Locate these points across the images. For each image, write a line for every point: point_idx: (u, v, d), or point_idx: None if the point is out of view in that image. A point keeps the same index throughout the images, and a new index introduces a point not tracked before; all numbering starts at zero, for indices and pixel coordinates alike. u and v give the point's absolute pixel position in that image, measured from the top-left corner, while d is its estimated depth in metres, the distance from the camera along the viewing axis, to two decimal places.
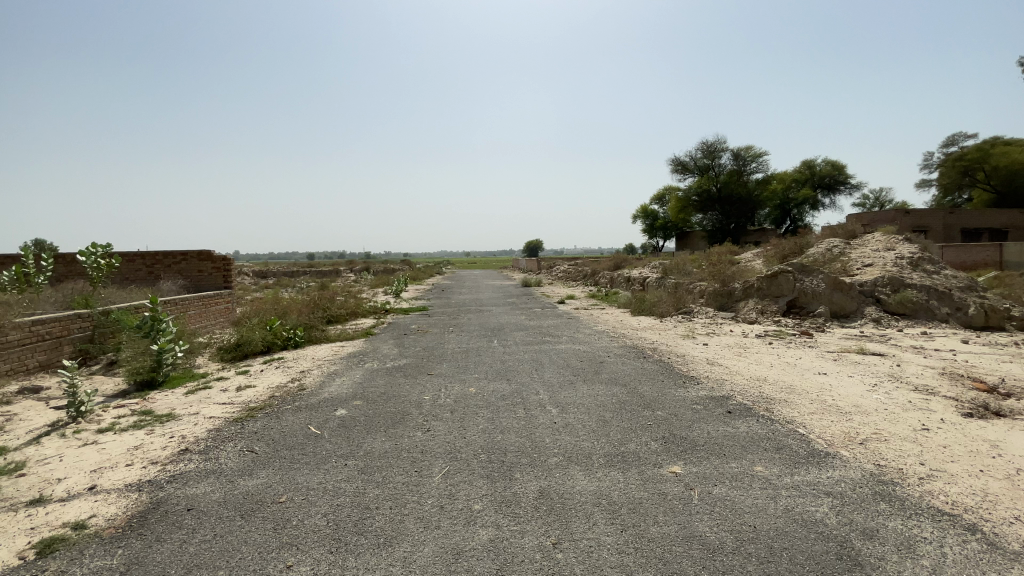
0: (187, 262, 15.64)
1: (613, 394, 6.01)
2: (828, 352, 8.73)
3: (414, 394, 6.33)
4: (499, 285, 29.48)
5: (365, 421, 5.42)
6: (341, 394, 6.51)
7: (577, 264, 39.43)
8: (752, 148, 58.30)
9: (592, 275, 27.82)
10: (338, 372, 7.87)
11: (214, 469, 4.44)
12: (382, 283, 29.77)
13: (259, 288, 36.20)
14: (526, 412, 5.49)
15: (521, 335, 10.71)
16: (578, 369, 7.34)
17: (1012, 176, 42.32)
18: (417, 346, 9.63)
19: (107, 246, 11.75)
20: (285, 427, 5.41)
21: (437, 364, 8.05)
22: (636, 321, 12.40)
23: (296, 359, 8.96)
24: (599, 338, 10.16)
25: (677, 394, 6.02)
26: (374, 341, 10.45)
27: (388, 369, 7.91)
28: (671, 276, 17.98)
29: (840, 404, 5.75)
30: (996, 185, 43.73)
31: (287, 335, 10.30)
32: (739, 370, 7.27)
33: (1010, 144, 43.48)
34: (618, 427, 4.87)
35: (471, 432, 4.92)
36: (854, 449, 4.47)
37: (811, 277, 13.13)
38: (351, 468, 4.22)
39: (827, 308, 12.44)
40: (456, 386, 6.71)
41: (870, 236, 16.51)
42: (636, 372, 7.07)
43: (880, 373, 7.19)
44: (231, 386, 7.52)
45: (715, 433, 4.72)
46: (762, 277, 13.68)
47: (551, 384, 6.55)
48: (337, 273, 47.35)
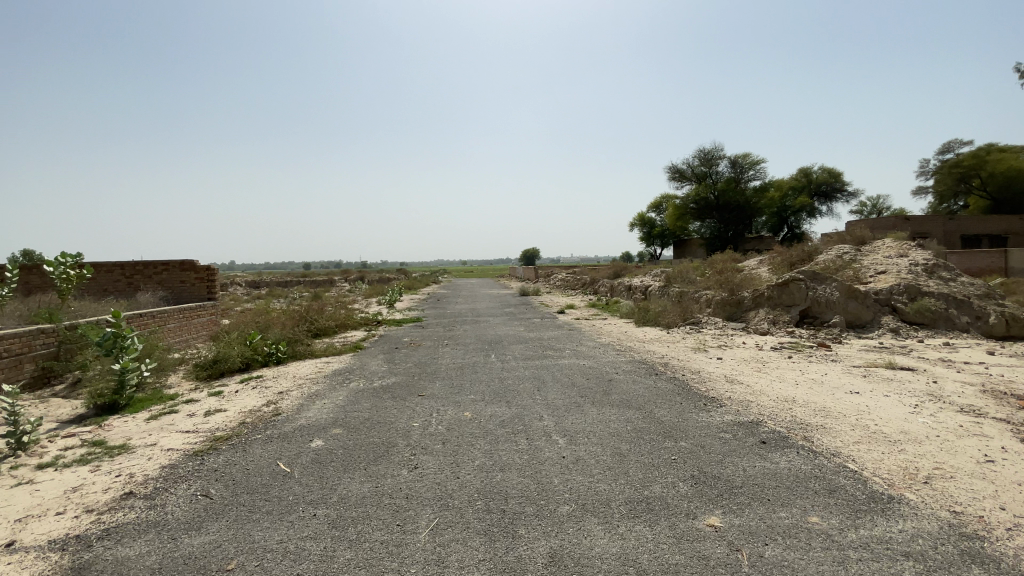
0: (169, 273, 14.92)
1: (627, 420, 5.31)
2: (854, 367, 8.04)
3: (401, 420, 5.60)
4: (496, 294, 28.83)
5: (344, 455, 4.70)
6: (319, 421, 5.78)
7: (575, 272, 38.77)
8: (748, 156, 58.07)
9: (592, 284, 27.16)
10: (319, 392, 7.14)
11: (157, 523, 3.70)
12: (377, 293, 29.10)
13: (252, 298, 35.50)
14: (529, 443, 4.78)
15: (520, 349, 9.98)
16: (584, 388, 6.64)
17: (1009, 183, 41.97)
18: (408, 362, 8.90)
19: (78, 255, 11.02)
20: (250, 463, 4.68)
21: (429, 383, 7.33)
22: (642, 333, 11.72)
23: (276, 378, 8.22)
24: (605, 351, 9.46)
25: (699, 420, 5.32)
26: (363, 356, 9.70)
27: (375, 389, 7.18)
28: (675, 284, 17.31)
29: (885, 429, 5.02)
30: (993, 191, 43.41)
31: (269, 350, 9.56)
32: (762, 389, 6.58)
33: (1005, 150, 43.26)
34: (637, 464, 4.17)
35: (465, 470, 4.20)
36: (921, 489, 3.74)
37: (824, 285, 12.50)
38: (320, 522, 3.50)
39: (842, 318, 11.79)
40: (449, 409, 5.98)
41: (881, 242, 15.90)
42: (650, 392, 6.37)
43: (918, 391, 6.50)
44: (199, 410, 6.79)
45: (752, 471, 4.02)
46: (772, 285, 13.03)
47: (556, 407, 5.83)
48: (332, 282, 46.66)
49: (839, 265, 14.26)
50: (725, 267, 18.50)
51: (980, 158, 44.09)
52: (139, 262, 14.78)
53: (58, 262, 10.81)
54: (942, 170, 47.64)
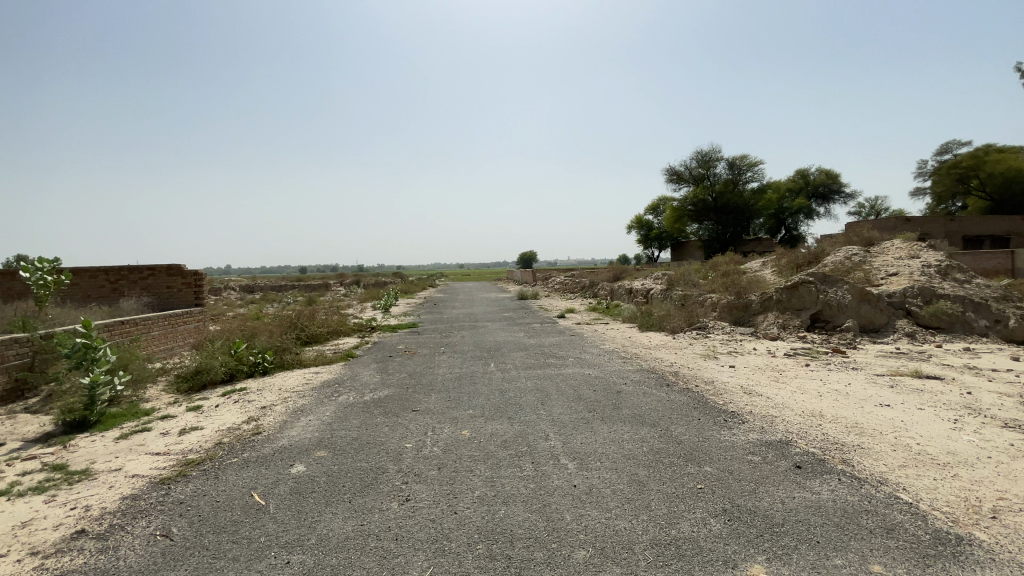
0: (154, 278, 14.35)
1: (642, 439, 4.81)
2: (876, 376, 7.58)
3: (393, 440, 5.08)
4: (493, 298, 28.29)
5: (327, 484, 4.18)
6: (303, 441, 5.26)
7: (573, 275, 38.24)
8: (746, 157, 57.77)
9: (591, 287, 26.68)
10: (306, 407, 6.62)
11: (108, 571, 3.18)
12: (371, 297, 28.53)
13: (245, 303, 34.87)
14: (534, 468, 4.26)
15: (521, 356, 9.47)
16: (592, 402, 6.13)
17: (1007, 184, 41.70)
18: (402, 373, 8.37)
19: (54, 260, 10.45)
20: (221, 494, 4.15)
21: (424, 396, 6.80)
22: (647, 338, 11.22)
23: (261, 391, 7.69)
24: (611, 359, 8.95)
25: (722, 439, 4.82)
26: (355, 366, 9.17)
27: (365, 403, 6.65)
28: (679, 287, 16.83)
29: (930, 452, 4.62)
30: (991, 192, 43.16)
31: (255, 360, 9.02)
32: (785, 402, 6.09)
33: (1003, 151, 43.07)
34: (660, 495, 3.65)
35: (464, 504, 3.69)
36: (991, 527, 3.25)
37: (835, 288, 12.04)
38: (295, 572, 2.97)
39: (855, 322, 11.33)
40: (445, 427, 5.47)
41: (890, 243, 15.48)
42: (664, 406, 5.87)
43: (953, 404, 6.03)
44: (175, 428, 6.25)
45: (792, 504, 3.53)
46: (780, 288, 12.56)
47: (563, 425, 5.32)
48: (326, 287, 46.08)
49: (849, 267, 13.81)
50: (729, 269, 18.03)
51: (978, 159, 43.84)
52: (123, 266, 14.21)
53: (33, 267, 10.25)
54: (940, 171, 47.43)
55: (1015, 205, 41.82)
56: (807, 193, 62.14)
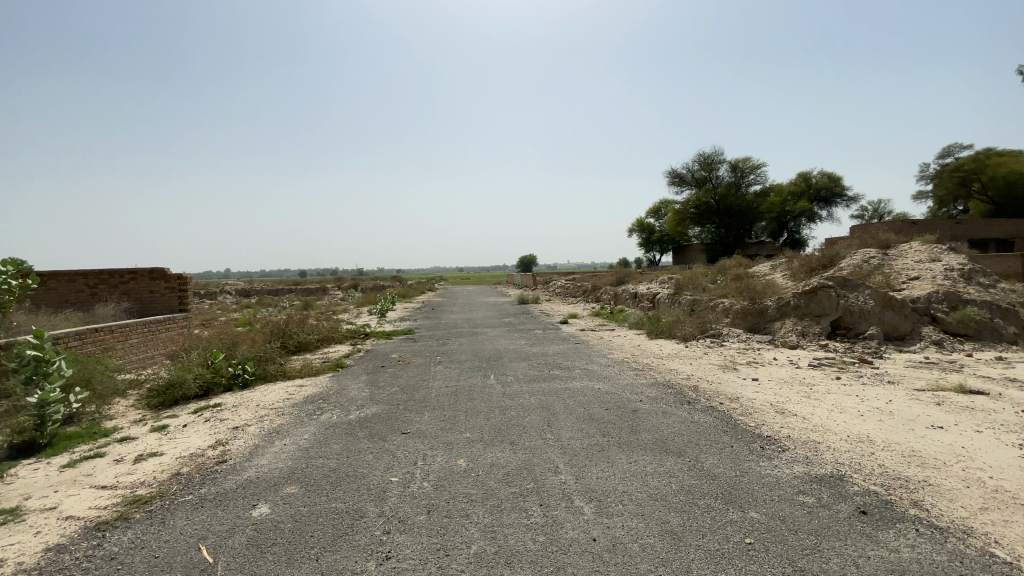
0: (136, 282, 13.64)
1: (670, 474, 4.08)
2: (916, 390, 6.85)
3: (377, 473, 4.35)
4: (493, 302, 27.56)
5: (293, 532, 3.45)
6: (272, 474, 4.52)
7: (574, 278, 37.52)
8: (749, 160, 57.20)
9: (594, 291, 25.95)
10: (282, 428, 5.87)
11: None
12: (368, 302, 27.80)
13: (239, 308, 34.16)
14: (543, 513, 3.52)
15: (523, 367, 8.72)
16: (606, 424, 5.40)
17: (1009, 188, 41.14)
18: (393, 386, 7.63)
19: (21, 264, 9.73)
20: (164, 546, 3.42)
21: (416, 415, 6.07)
22: (658, 347, 10.49)
23: (236, 407, 6.95)
24: (621, 370, 8.22)
25: (762, 473, 4.09)
26: (342, 378, 8.41)
27: (349, 424, 5.91)
28: (686, 291, 16.13)
29: (1010, 489, 3.90)
30: (993, 196, 42.59)
31: (233, 371, 8.28)
32: (824, 425, 5.36)
33: (1005, 154, 42.55)
34: (701, 556, 2.92)
35: (456, 565, 2.96)
36: None
37: (856, 293, 11.33)
38: None
39: (879, 329, 10.61)
40: (438, 455, 4.74)
41: (908, 245, 14.75)
42: (687, 429, 5.15)
43: (1014, 426, 5.30)
44: (132, 454, 5.53)
45: (868, 569, 2.81)
46: (797, 293, 11.84)
47: (574, 453, 4.59)
48: (323, 290, 45.37)
49: (868, 270, 13.08)
50: (738, 273, 17.29)
51: (980, 162, 43.24)
52: (104, 270, 13.50)
53: None
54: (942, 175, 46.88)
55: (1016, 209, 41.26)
56: (807, 196, 61.50)
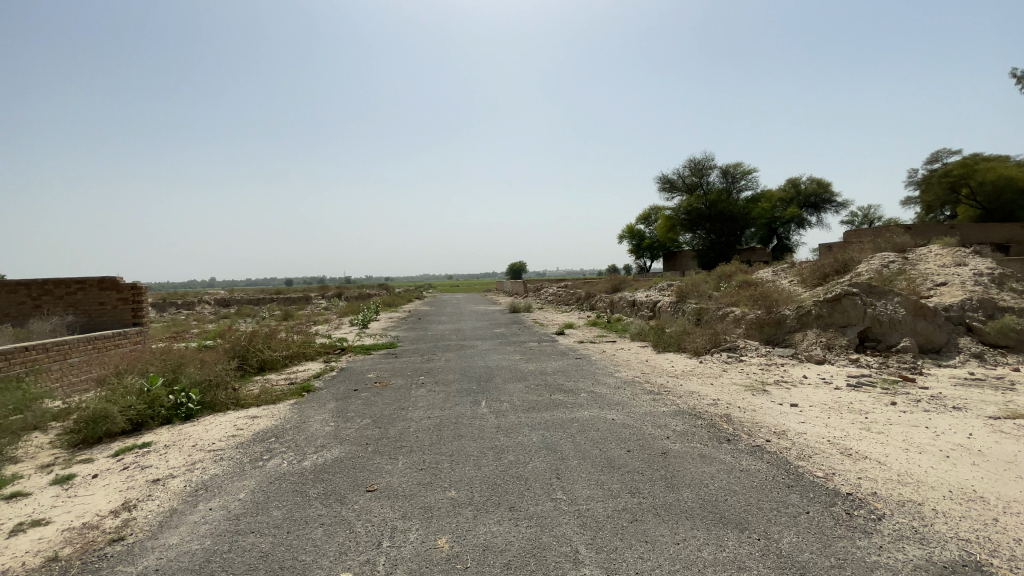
0: (85, 293, 12.20)
1: (740, 567, 2.87)
2: (991, 419, 5.71)
3: (323, 566, 3.08)
4: (483, 311, 26.31)
5: None
6: (178, 564, 3.23)
7: (566, 286, 36.34)
8: (741, 165, 56.72)
9: (588, 299, 24.80)
10: (214, 483, 4.56)
11: None
12: (351, 312, 26.37)
13: (216, 318, 32.54)
14: None
15: (519, 389, 7.48)
16: (632, 476, 4.18)
17: (998, 193, 40.72)
18: (363, 418, 6.34)
19: None
20: None
21: (387, 462, 4.80)
22: (671, 364, 9.30)
23: (167, 449, 5.63)
24: (633, 394, 7.00)
25: (870, 565, 2.88)
26: (304, 407, 7.10)
27: (301, 476, 4.61)
28: (691, 299, 15.02)
29: None
30: (981, 201, 42.14)
31: (174, 400, 6.95)
32: (910, 475, 4.18)
33: (993, 160, 42.26)
34: None
35: None
36: None
37: (884, 301, 10.26)
38: None
39: (913, 341, 9.53)
40: (411, 530, 3.48)
41: (928, 250, 13.75)
42: (740, 485, 3.94)
43: None
44: (11, 522, 4.19)
45: None
46: (819, 300, 10.74)
47: (598, 528, 3.35)
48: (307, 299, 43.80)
49: (891, 275, 12.02)
50: (745, 279, 16.19)
51: (969, 167, 42.87)
52: (47, 281, 12.07)
53: None
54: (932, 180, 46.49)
55: (1006, 215, 40.81)
56: (796, 202, 61.19)
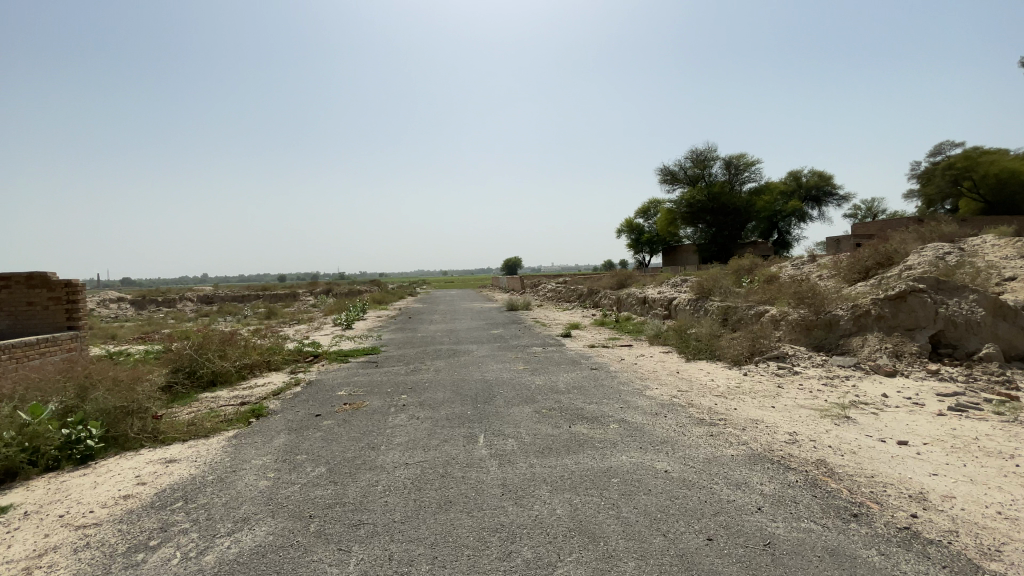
0: (10, 291, 10.38)
1: None
2: None
3: None
4: (478, 308, 24.56)
5: None
6: None
7: (566, 281, 34.54)
8: (744, 158, 54.99)
9: (592, 295, 23.09)
10: None
11: None
12: (336, 310, 24.50)
13: (193, 318, 30.49)
14: None
15: (528, 416, 5.76)
16: None
17: (1001, 186, 38.93)
18: (314, 468, 4.59)
19: None
20: None
21: (332, 560, 3.05)
22: (710, 378, 7.62)
23: (21, 524, 3.90)
24: (680, 425, 5.29)
25: None
26: (243, 447, 5.34)
27: None
28: (714, 296, 13.34)
29: None
30: (984, 194, 40.26)
31: (67, 436, 5.28)
32: None
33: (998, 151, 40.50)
34: None
35: None
36: None
37: (959, 298, 8.56)
38: None
39: (1000, 347, 7.84)
40: None
41: (985, 240, 12.07)
42: None
43: None
44: None
45: None
46: (877, 298, 9.03)
47: None
48: (294, 296, 41.88)
49: (952, 267, 10.33)
50: (772, 274, 14.52)
51: (973, 158, 41.08)
52: None
53: None
54: (937, 172, 44.82)
55: (1010, 208, 38.95)
56: (798, 195, 59.56)
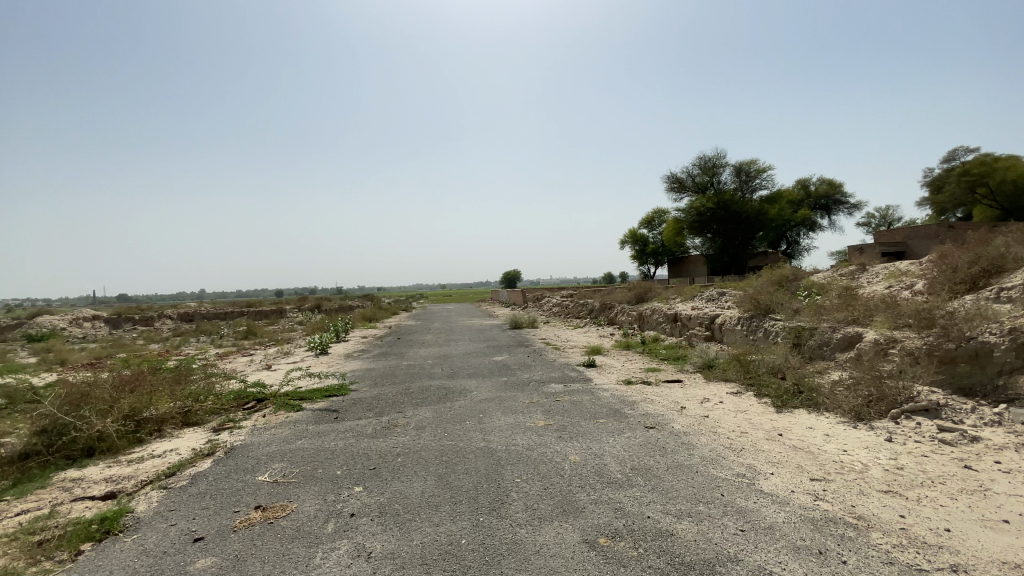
0: None
1: None
2: None
3: None
4: (478, 326, 21.92)
5: None
6: None
7: (573, 295, 31.67)
8: (755, 163, 52.57)
9: (607, 312, 20.42)
10: None
11: None
12: (318, 329, 21.91)
13: (164, 338, 27.80)
14: None
15: (577, 563, 2.99)
16: None
17: (1019, 193, 36.41)
18: None
19: None
20: None
21: None
22: (846, 454, 4.88)
23: None
24: None
25: None
26: None
27: None
28: (775, 314, 10.64)
29: None
30: (1000, 201, 37.69)
31: None
32: None
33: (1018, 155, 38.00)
34: None
35: None
36: None
37: None
38: None
39: None
40: None
41: None
42: None
43: None
44: None
45: None
46: None
47: None
48: (280, 312, 39.23)
49: None
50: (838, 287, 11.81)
51: (989, 162, 38.57)
52: None
53: None
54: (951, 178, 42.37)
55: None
56: (807, 203, 57.16)
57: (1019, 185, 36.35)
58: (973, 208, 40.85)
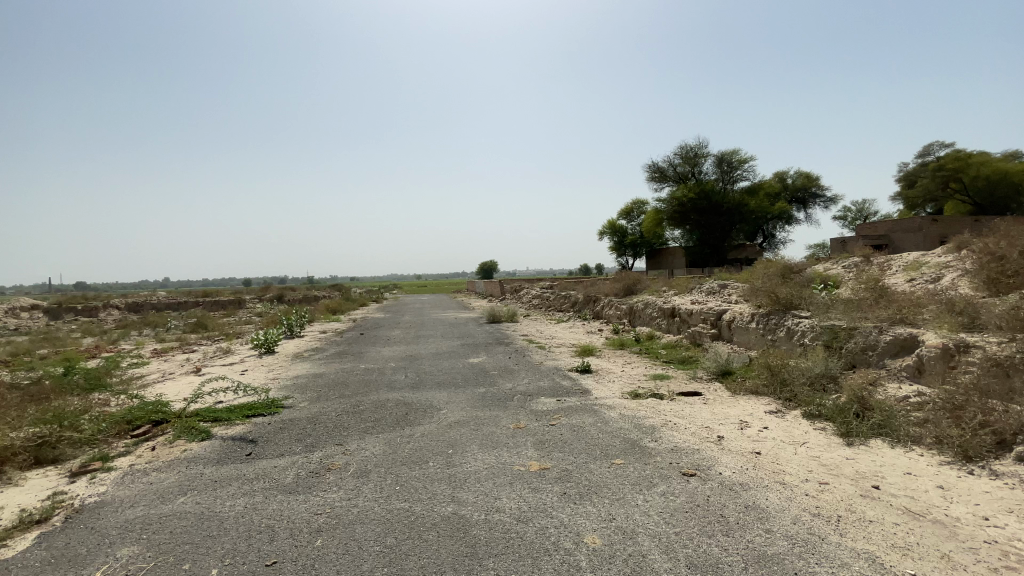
0: None
1: None
2: None
3: None
4: (452, 320, 20.06)
5: None
6: None
7: (554, 287, 29.98)
8: (736, 154, 51.63)
9: (593, 305, 18.79)
10: None
11: None
12: (274, 322, 19.72)
13: (103, 331, 25.05)
14: None
15: None
16: None
17: (991, 188, 35.88)
18: None
19: None
20: None
21: None
22: (994, 524, 3.27)
23: None
24: None
25: None
26: None
27: None
28: (798, 311, 9.11)
29: None
30: (972, 195, 37.12)
31: None
32: None
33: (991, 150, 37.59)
34: None
35: None
36: None
37: None
38: None
39: None
40: None
41: None
42: None
43: None
44: None
45: None
46: None
47: None
48: (239, 302, 36.53)
49: None
50: (861, 279, 10.36)
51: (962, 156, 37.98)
52: None
53: None
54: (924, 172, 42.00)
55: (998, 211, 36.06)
56: (784, 196, 56.68)
57: (990, 180, 35.90)
58: (943, 204, 40.48)
